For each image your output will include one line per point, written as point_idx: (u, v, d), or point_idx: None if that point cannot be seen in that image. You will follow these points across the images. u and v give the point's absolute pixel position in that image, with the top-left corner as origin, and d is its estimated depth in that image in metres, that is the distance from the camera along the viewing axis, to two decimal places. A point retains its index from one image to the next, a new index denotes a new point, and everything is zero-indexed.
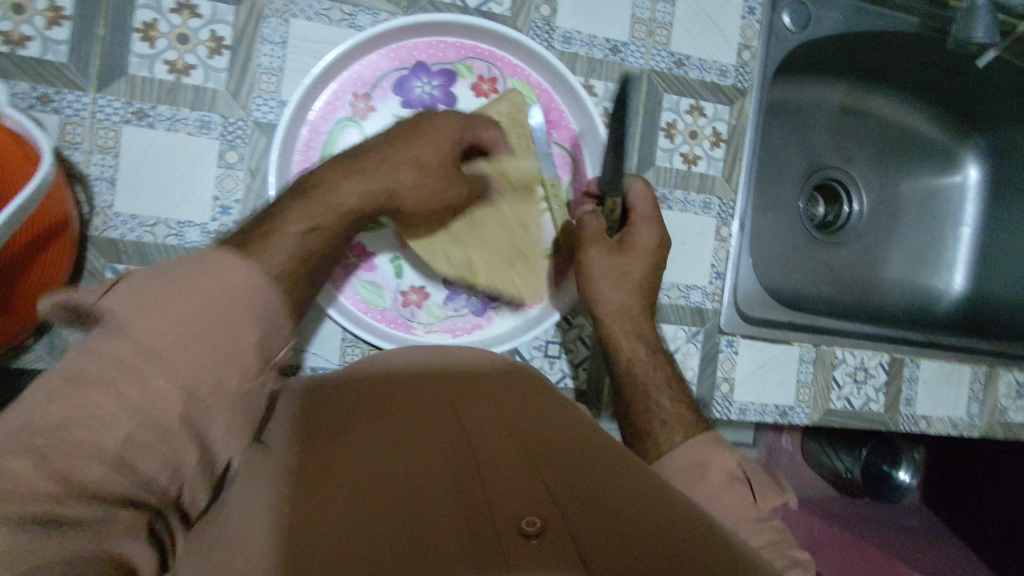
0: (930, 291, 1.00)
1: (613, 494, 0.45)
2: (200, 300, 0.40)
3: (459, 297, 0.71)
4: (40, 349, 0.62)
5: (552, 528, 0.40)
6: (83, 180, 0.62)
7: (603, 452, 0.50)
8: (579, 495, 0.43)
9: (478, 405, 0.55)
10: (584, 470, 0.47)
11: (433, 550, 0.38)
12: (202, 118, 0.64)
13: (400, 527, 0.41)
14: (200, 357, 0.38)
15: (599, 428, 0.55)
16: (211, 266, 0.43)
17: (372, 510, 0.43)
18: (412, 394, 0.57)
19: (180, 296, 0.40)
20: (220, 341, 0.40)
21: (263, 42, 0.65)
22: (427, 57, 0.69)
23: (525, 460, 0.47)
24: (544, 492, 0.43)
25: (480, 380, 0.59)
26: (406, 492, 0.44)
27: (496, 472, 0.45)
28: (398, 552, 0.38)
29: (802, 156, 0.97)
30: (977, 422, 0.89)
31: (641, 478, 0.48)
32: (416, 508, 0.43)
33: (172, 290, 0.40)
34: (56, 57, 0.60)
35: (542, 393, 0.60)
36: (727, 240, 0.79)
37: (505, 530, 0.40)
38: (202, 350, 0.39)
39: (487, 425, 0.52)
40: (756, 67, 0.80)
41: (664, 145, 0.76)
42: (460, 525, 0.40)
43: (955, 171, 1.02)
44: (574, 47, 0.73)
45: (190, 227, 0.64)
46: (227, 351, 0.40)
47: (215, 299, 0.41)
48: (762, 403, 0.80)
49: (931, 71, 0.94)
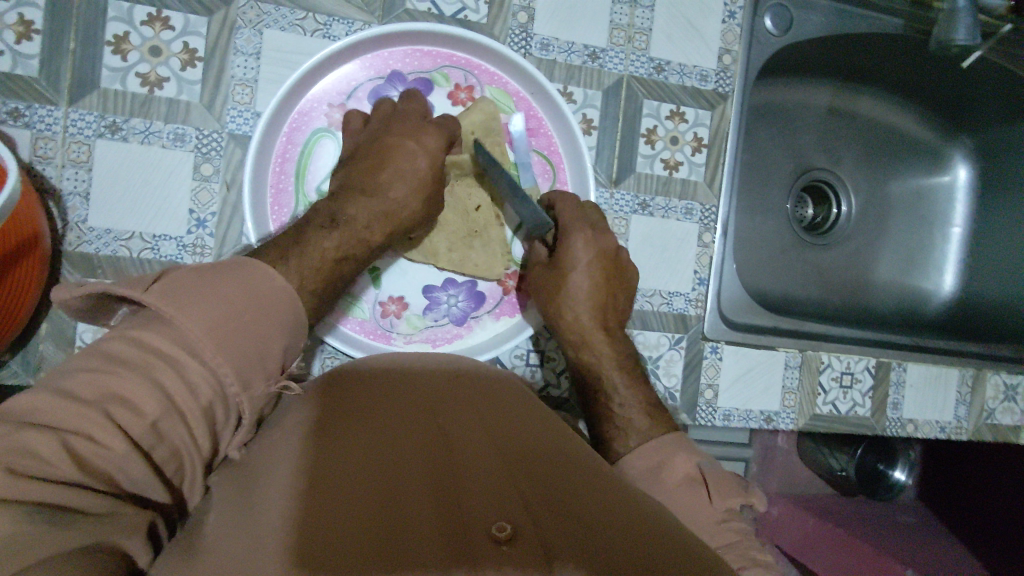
0: (919, 291, 1.00)
1: (587, 503, 0.44)
2: (224, 303, 0.45)
3: (440, 307, 0.70)
4: (15, 365, 0.62)
5: (524, 536, 0.39)
6: (57, 195, 0.61)
7: (581, 466, 0.49)
8: (555, 504, 0.43)
9: (459, 404, 0.54)
10: (562, 478, 0.46)
11: (400, 548, 0.37)
12: (176, 130, 0.63)
13: (368, 522, 0.40)
14: (230, 359, 0.44)
15: (572, 440, 0.55)
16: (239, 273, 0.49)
17: (341, 505, 0.42)
18: (392, 390, 0.56)
19: (209, 301, 0.44)
20: (247, 341, 0.46)
21: (236, 54, 0.64)
22: (403, 66, 0.68)
23: (500, 464, 0.46)
24: (517, 496, 0.42)
25: (461, 384, 0.58)
26: (377, 488, 0.43)
27: (470, 474, 0.44)
28: (365, 549, 0.37)
29: (788, 158, 0.96)
30: (965, 424, 0.89)
31: (617, 495, 0.47)
32: (385, 504, 0.42)
33: (205, 295, 0.45)
34: (27, 71, 0.60)
35: (518, 400, 0.59)
36: (710, 246, 0.78)
37: (475, 531, 0.39)
38: (234, 350, 0.45)
39: (463, 426, 0.51)
40: (737, 71, 0.79)
41: (645, 151, 0.76)
42: (431, 524, 0.39)
43: (944, 171, 1.01)
44: (552, 54, 0.73)
45: (166, 240, 0.64)
46: (253, 351, 0.46)
47: (244, 304, 0.46)
48: (746, 409, 0.79)
49: (917, 71, 0.93)
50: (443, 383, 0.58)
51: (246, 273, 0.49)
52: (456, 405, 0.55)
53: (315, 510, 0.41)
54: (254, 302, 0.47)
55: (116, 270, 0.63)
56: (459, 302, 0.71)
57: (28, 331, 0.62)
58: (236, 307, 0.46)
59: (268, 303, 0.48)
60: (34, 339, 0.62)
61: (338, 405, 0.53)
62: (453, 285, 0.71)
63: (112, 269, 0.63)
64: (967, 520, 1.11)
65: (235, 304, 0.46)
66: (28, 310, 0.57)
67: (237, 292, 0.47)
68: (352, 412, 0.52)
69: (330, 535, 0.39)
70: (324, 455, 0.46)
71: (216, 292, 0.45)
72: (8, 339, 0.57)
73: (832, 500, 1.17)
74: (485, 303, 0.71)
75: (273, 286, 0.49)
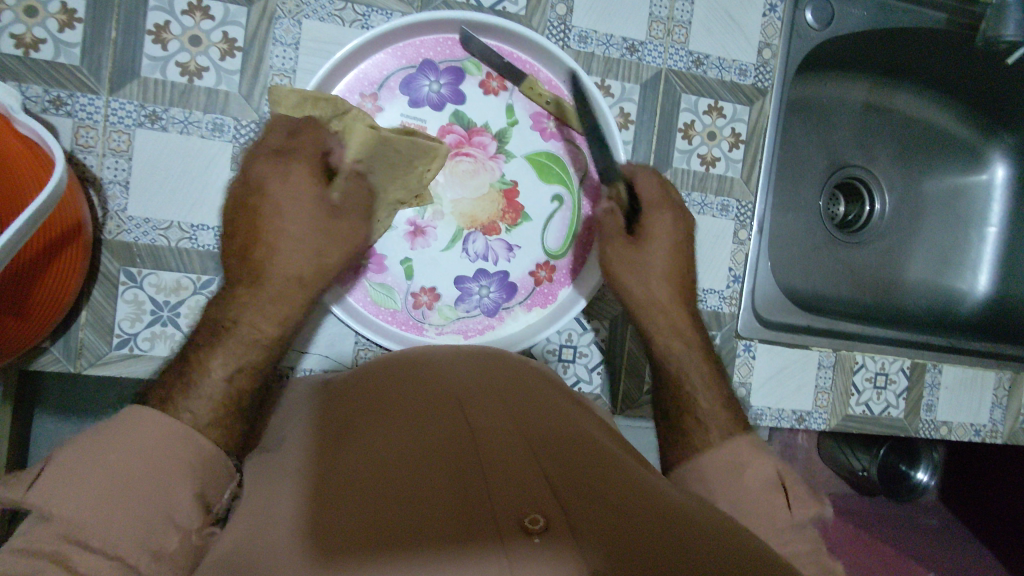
0: (953, 292, 0.98)
1: (616, 490, 0.43)
2: (115, 477, 0.42)
3: (471, 298, 0.70)
4: (56, 352, 0.62)
5: (556, 528, 0.38)
6: (97, 184, 0.62)
7: (607, 452, 0.49)
8: (583, 492, 0.42)
9: (482, 391, 0.53)
10: (590, 463, 0.45)
11: (431, 540, 0.37)
12: (215, 120, 0.64)
13: (401, 510, 0.40)
14: (133, 531, 0.40)
15: (600, 432, 0.54)
16: (129, 432, 0.45)
17: (373, 494, 0.41)
18: (416, 380, 0.55)
19: (92, 477, 0.41)
20: (145, 502, 0.42)
21: (275, 44, 0.64)
22: (435, 55, 0.67)
23: (527, 450, 0.45)
24: (545, 486, 0.42)
25: (484, 372, 0.58)
26: (408, 477, 0.43)
27: (498, 462, 0.44)
28: (401, 541, 0.37)
29: (823, 154, 0.94)
30: (1001, 428, 0.87)
31: (647, 484, 0.46)
32: (417, 493, 0.41)
33: (86, 476, 0.41)
34: (69, 60, 0.60)
35: (544, 389, 0.58)
36: (745, 243, 0.77)
37: (505, 526, 0.38)
38: (132, 518, 0.41)
39: (490, 412, 0.50)
40: (777, 66, 0.78)
41: (682, 146, 0.75)
42: (459, 515, 0.39)
43: (981, 170, 0.99)
44: (590, 47, 0.72)
45: (203, 230, 0.64)
46: (158, 513, 0.42)
47: (134, 462, 0.43)
48: (779, 409, 0.78)
49: (959, 68, 0.92)
50: (469, 372, 0.57)
51: (129, 432, 0.45)
52: (483, 392, 0.53)
53: (344, 503, 0.41)
54: (138, 458, 0.44)
55: (154, 260, 0.63)
56: (491, 292, 0.70)
57: (68, 318, 0.62)
58: (119, 474, 0.42)
59: (159, 454, 0.45)
60: (74, 327, 0.62)
61: (368, 401, 0.53)
62: (485, 276, 0.70)
63: (150, 258, 0.63)
64: (992, 522, 1.08)
65: (116, 472, 0.42)
66: (70, 297, 0.58)
67: (119, 457, 0.43)
68: (381, 407, 0.52)
69: (357, 527, 0.38)
70: (352, 452, 0.46)
71: (99, 465, 0.42)
72: (47, 330, 0.57)
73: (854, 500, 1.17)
74: (517, 294, 0.71)
75: (161, 436, 0.46)
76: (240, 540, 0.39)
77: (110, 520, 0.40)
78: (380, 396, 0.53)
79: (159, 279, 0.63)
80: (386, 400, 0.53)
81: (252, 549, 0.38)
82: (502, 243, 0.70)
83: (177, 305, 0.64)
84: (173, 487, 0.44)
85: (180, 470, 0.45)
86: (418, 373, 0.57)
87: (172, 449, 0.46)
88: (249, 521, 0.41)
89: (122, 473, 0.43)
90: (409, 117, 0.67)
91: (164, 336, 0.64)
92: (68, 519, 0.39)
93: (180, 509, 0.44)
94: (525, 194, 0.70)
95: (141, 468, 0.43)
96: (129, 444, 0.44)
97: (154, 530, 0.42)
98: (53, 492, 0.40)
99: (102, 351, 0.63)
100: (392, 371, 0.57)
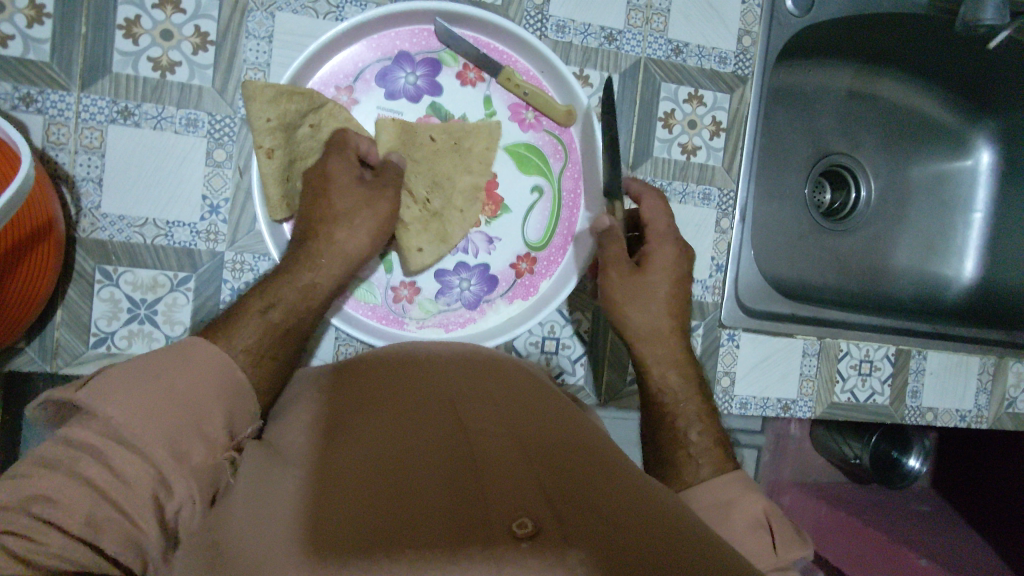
0: (939, 278, 0.98)
1: (612, 494, 0.41)
2: (160, 387, 0.43)
3: (452, 291, 0.69)
4: (32, 351, 0.61)
5: (545, 534, 0.36)
6: (70, 181, 0.61)
7: (603, 455, 0.46)
8: (577, 497, 0.40)
9: (476, 392, 0.52)
10: (585, 466, 0.43)
11: (414, 545, 0.35)
12: (189, 115, 0.63)
13: (386, 513, 0.38)
14: (164, 438, 0.41)
15: (596, 432, 0.52)
16: (184, 354, 0.46)
17: (359, 495, 0.40)
18: (410, 379, 0.54)
19: (139, 386, 0.42)
20: (182, 414, 0.43)
21: (248, 37, 0.64)
22: (411, 46, 0.67)
23: (520, 452, 0.43)
24: (538, 489, 0.40)
25: (478, 372, 0.56)
26: (396, 478, 0.41)
27: (490, 462, 0.42)
28: (383, 545, 0.35)
29: (808, 143, 0.94)
30: (986, 413, 0.87)
31: (644, 486, 0.44)
32: (404, 495, 0.39)
33: (136, 380, 0.43)
34: (38, 56, 0.60)
35: (540, 389, 0.56)
36: (728, 232, 0.77)
37: (494, 529, 0.36)
38: (167, 425, 0.42)
39: (485, 414, 0.48)
40: (757, 53, 0.78)
41: (662, 135, 0.74)
42: (446, 518, 0.37)
43: (965, 156, 0.99)
44: (568, 36, 0.71)
45: (179, 227, 0.63)
46: (190, 426, 0.43)
47: (177, 382, 0.44)
48: (763, 397, 0.78)
49: (941, 53, 0.91)
50: (463, 372, 0.56)
51: (183, 352, 0.46)
52: (479, 394, 0.52)
53: (328, 503, 0.39)
54: (189, 375, 0.45)
55: (129, 257, 0.63)
56: (472, 285, 0.70)
57: (43, 316, 0.61)
58: (164, 385, 0.43)
59: (204, 377, 0.46)
60: (50, 326, 0.62)
61: (359, 399, 0.51)
62: (466, 269, 0.70)
63: (126, 256, 0.63)
64: (983, 508, 1.08)
65: (163, 383, 0.43)
66: (45, 294, 0.57)
67: (165, 374, 0.44)
68: (372, 405, 0.50)
69: (339, 531, 0.37)
70: (340, 450, 0.45)
71: (154, 373, 0.44)
72: (24, 327, 0.57)
73: (843, 487, 1.17)
74: (498, 287, 0.70)
75: (213, 360, 0.47)
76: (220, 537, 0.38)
77: (145, 424, 0.41)
78: (372, 394, 0.52)
79: (135, 276, 0.63)
80: (378, 398, 0.51)
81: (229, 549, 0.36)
82: (482, 236, 0.70)
83: (154, 303, 0.63)
84: (210, 407, 0.44)
85: (220, 396, 0.45)
86: (412, 372, 0.55)
87: (217, 372, 0.46)
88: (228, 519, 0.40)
89: (168, 387, 0.43)
90: (386, 109, 0.66)
91: (142, 335, 0.63)
92: (110, 418, 0.40)
93: (213, 429, 0.44)
94: (506, 186, 0.70)
95: (185, 384, 0.44)
96: (184, 364, 0.45)
97: (183, 440, 0.42)
98: (103, 391, 0.41)
99: (79, 350, 0.62)
100: (383, 368, 0.56)
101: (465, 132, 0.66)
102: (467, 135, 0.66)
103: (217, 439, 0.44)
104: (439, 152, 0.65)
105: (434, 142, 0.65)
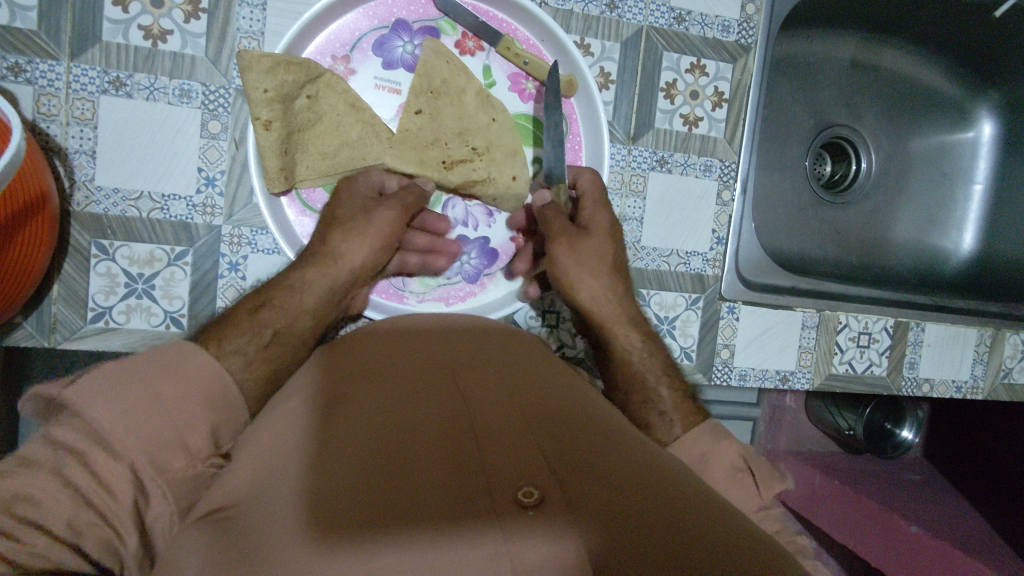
0: (939, 250, 0.98)
1: (616, 463, 0.41)
2: (145, 396, 0.42)
3: (451, 265, 0.69)
4: (30, 326, 0.61)
5: (553, 503, 0.36)
6: (62, 154, 0.60)
7: (605, 424, 0.46)
8: (581, 464, 0.39)
9: (479, 362, 0.51)
10: (587, 434, 0.43)
11: (421, 515, 0.35)
12: (182, 86, 0.62)
13: (392, 481, 0.37)
14: (147, 446, 0.41)
15: (597, 399, 0.52)
16: (176, 362, 0.46)
17: (364, 461, 0.39)
18: (412, 351, 0.53)
19: (121, 390, 0.42)
20: (166, 422, 0.42)
21: (242, 5, 0.62)
22: (408, 14, 0.65)
23: (524, 420, 0.43)
24: (542, 457, 0.39)
25: (480, 344, 0.55)
26: (401, 445, 0.40)
27: (493, 431, 0.41)
28: (391, 515, 0.35)
29: (810, 114, 0.93)
30: (981, 384, 0.88)
31: (645, 454, 0.44)
32: (408, 462, 0.39)
33: (121, 385, 0.42)
34: (25, 24, 0.58)
35: (539, 359, 0.56)
36: (729, 204, 0.77)
37: (499, 498, 0.36)
38: (148, 435, 0.41)
39: (490, 384, 0.48)
40: (760, 21, 0.76)
41: (664, 106, 0.73)
42: (452, 486, 0.37)
43: (967, 128, 0.98)
44: (569, 4, 0.70)
45: (175, 200, 0.63)
46: (171, 436, 0.42)
47: (162, 388, 0.43)
48: (762, 369, 0.79)
49: (946, 23, 0.90)
50: (465, 344, 0.55)
51: (171, 358, 0.46)
52: (482, 366, 0.51)
53: (333, 470, 0.39)
54: (177, 385, 0.44)
55: (125, 231, 0.62)
56: (472, 259, 0.70)
57: (41, 292, 0.61)
58: (149, 390, 0.43)
59: (189, 382, 0.45)
60: (46, 301, 0.61)
61: (360, 367, 0.51)
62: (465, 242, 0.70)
63: (121, 230, 0.62)
64: (974, 476, 1.10)
65: (150, 390, 0.43)
66: (38, 269, 0.56)
67: (157, 377, 0.44)
68: (375, 373, 0.49)
69: (341, 506, 0.36)
70: (340, 418, 0.44)
71: (136, 380, 0.43)
72: (21, 301, 0.56)
73: (839, 458, 1.19)
74: (498, 261, 0.71)
75: (205, 367, 0.46)
76: (224, 507, 0.38)
77: (127, 433, 0.40)
78: (374, 363, 0.51)
79: (131, 251, 0.62)
80: (380, 368, 0.50)
81: (234, 523, 0.36)
82: (482, 209, 0.70)
83: (152, 277, 0.63)
84: (193, 415, 0.44)
85: (205, 404, 0.45)
86: (413, 345, 0.54)
87: (205, 381, 0.46)
88: (231, 489, 0.40)
89: (156, 391, 0.43)
90: (383, 79, 0.65)
91: (140, 310, 0.63)
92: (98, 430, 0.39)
93: (195, 438, 0.43)
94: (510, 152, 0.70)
95: (171, 394, 0.44)
96: (168, 374, 0.44)
97: (164, 453, 0.41)
98: (87, 391, 0.41)
99: (78, 325, 0.62)
100: (384, 341, 0.55)
101: (428, 72, 0.63)
102: (432, 74, 0.63)
103: (199, 451, 0.43)
104: (434, 110, 0.64)
105: (419, 113, 0.63)
